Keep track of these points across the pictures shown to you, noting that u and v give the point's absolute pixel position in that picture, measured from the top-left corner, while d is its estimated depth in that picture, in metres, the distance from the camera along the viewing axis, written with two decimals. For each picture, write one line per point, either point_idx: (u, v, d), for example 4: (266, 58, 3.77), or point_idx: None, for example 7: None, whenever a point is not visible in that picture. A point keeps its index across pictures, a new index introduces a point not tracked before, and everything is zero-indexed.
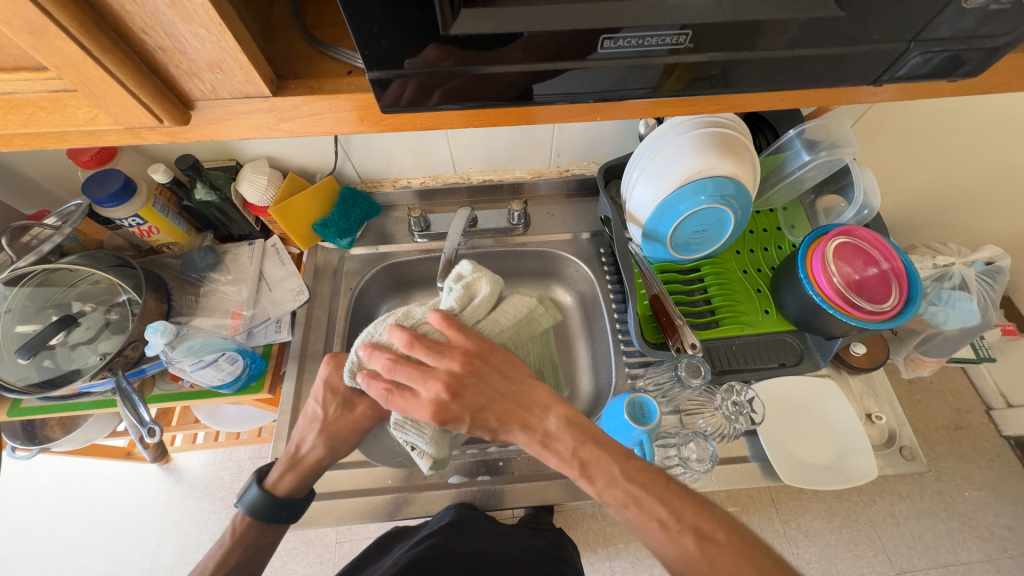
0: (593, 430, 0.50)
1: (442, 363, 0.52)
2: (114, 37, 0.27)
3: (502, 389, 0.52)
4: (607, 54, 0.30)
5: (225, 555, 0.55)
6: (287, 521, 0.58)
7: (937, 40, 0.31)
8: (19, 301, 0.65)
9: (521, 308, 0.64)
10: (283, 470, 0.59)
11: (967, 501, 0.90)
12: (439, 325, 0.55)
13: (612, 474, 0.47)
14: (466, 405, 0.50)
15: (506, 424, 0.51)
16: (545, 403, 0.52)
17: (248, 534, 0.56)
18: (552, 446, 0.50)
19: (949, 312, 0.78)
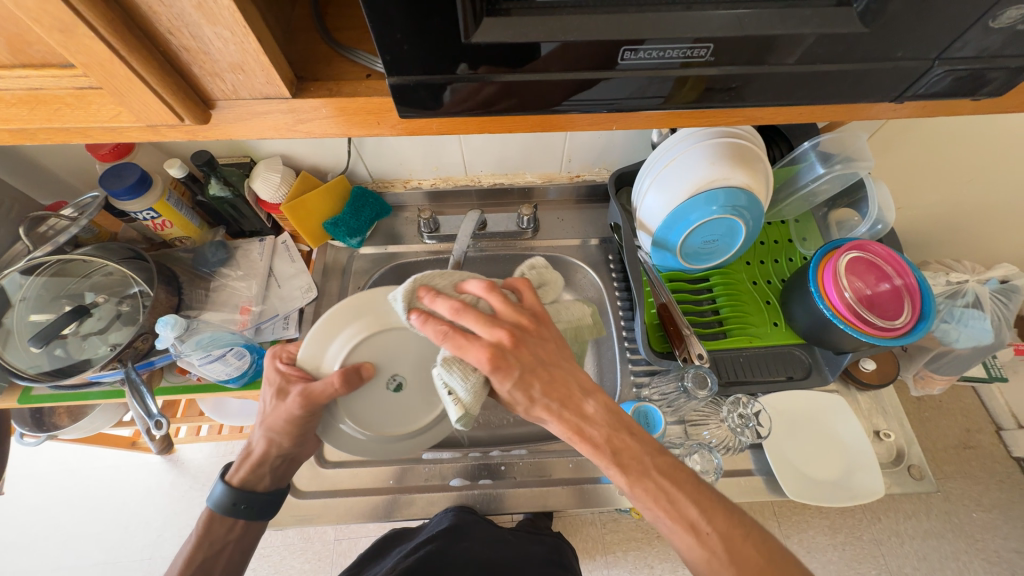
0: (627, 420, 0.49)
1: (511, 316, 0.49)
2: (141, 36, 0.27)
3: (556, 357, 0.49)
4: (628, 66, 0.30)
5: (193, 552, 0.55)
6: (253, 517, 0.58)
7: (962, 58, 0.30)
8: (33, 290, 0.66)
9: (575, 315, 0.57)
10: (240, 465, 0.58)
11: (975, 523, 0.89)
12: (518, 285, 0.53)
13: (645, 466, 0.46)
14: (522, 363, 0.47)
15: (548, 396, 0.48)
16: (588, 386, 0.50)
17: (216, 530, 0.56)
18: (586, 433, 0.47)
19: (961, 330, 0.77)
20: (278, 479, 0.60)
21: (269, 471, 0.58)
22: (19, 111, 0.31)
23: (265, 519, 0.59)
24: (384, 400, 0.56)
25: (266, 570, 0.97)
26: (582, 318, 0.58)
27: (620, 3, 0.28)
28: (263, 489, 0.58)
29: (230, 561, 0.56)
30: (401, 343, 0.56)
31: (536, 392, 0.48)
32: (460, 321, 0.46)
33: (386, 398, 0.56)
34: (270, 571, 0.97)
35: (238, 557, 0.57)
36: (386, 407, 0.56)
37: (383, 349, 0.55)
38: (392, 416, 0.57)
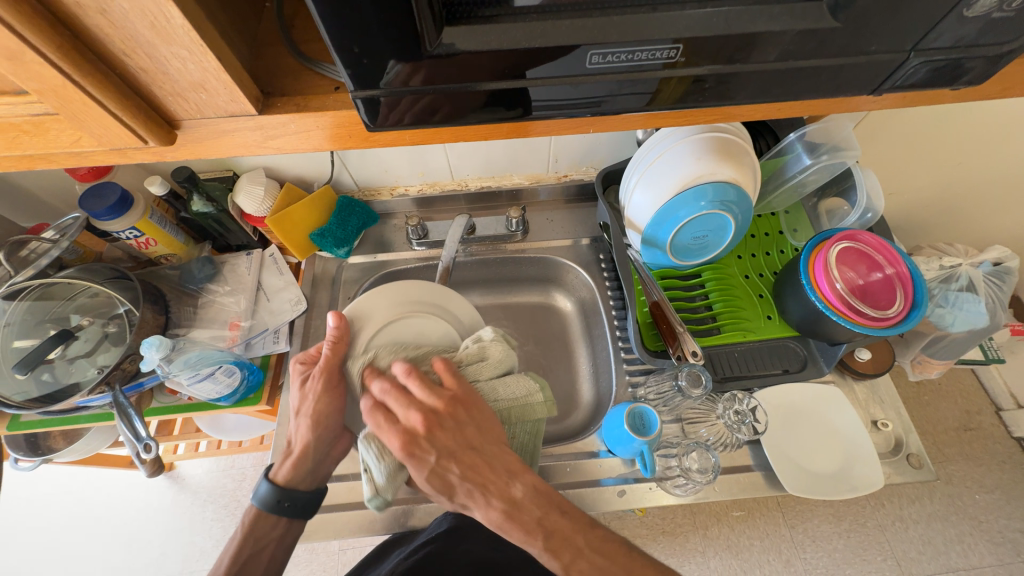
0: (558, 496, 0.47)
1: (429, 400, 0.49)
2: (94, 60, 0.26)
3: (483, 440, 0.49)
4: (597, 69, 0.30)
5: (237, 548, 0.55)
6: (298, 516, 0.58)
7: (938, 48, 0.30)
8: (17, 315, 0.65)
9: (522, 392, 0.54)
10: (281, 463, 0.58)
11: (977, 504, 0.89)
12: (440, 369, 0.52)
13: (577, 547, 0.43)
14: (439, 451, 0.47)
15: (472, 484, 0.47)
16: (514, 469, 0.47)
17: (260, 527, 0.56)
18: (517, 518, 0.44)
19: (957, 314, 0.76)
20: (316, 474, 0.59)
21: (310, 468, 0.58)
22: None
23: (306, 515, 0.58)
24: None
25: None
26: (530, 397, 0.54)
27: (588, 7, 0.28)
28: (305, 488, 0.58)
29: (272, 558, 0.55)
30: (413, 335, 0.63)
31: (453, 478, 0.47)
32: (389, 401, 0.50)
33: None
34: None
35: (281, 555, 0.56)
36: None
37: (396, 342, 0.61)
38: None
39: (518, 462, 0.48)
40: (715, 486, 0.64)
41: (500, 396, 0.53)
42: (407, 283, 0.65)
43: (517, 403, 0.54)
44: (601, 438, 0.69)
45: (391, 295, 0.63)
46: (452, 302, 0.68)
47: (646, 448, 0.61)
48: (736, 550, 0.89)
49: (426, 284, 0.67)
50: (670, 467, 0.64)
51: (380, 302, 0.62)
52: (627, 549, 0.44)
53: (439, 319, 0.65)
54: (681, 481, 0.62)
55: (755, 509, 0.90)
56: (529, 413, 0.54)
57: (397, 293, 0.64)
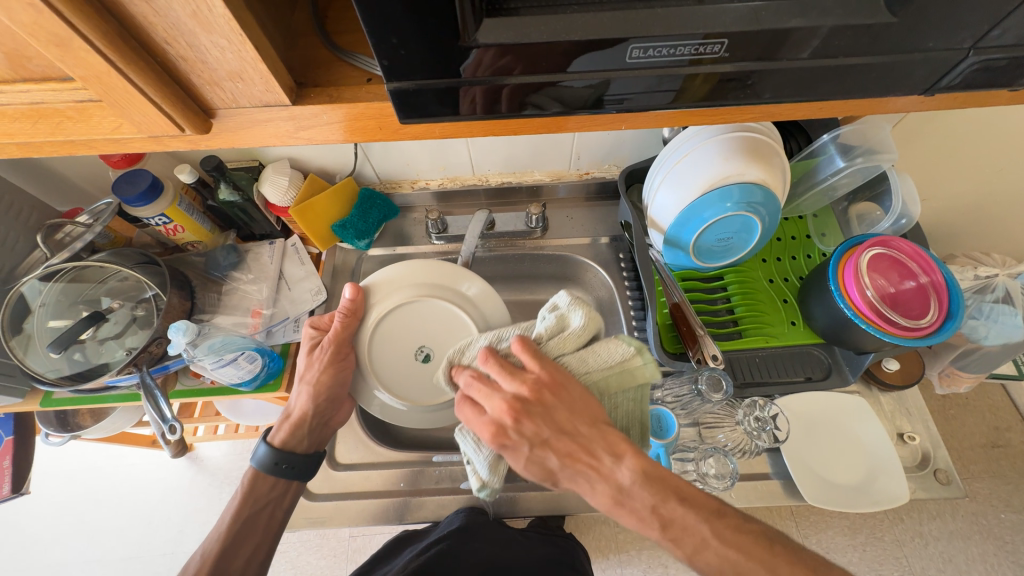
0: (673, 482, 0.46)
1: (513, 384, 0.48)
2: (138, 48, 0.27)
3: (575, 426, 0.48)
4: (636, 64, 0.29)
5: (238, 507, 0.57)
6: (295, 479, 0.60)
7: (999, 47, 0.28)
8: (52, 296, 0.67)
9: (618, 359, 0.50)
10: (278, 428, 0.61)
11: (1003, 524, 0.85)
12: (517, 348, 0.50)
13: (703, 537, 0.43)
14: (529, 438, 0.48)
15: (572, 469, 0.48)
16: (617, 451, 0.47)
17: (259, 488, 0.59)
18: (627, 504, 0.46)
19: (990, 326, 0.73)
20: (315, 441, 0.63)
21: (307, 432, 0.61)
22: (23, 124, 0.31)
23: (303, 478, 0.60)
24: (410, 368, 0.62)
25: (282, 566, 0.99)
26: (627, 362, 0.50)
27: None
28: (301, 450, 0.61)
29: (274, 516, 0.58)
30: (425, 320, 0.64)
31: (550, 460, 0.48)
32: (472, 391, 0.50)
33: (411, 364, 0.63)
34: (287, 567, 0.99)
35: (280, 514, 0.59)
36: (418, 379, 0.62)
37: (409, 322, 0.63)
38: (423, 386, 0.62)
39: (619, 443, 0.47)
40: (731, 493, 0.63)
41: (591, 367, 0.50)
42: (427, 264, 0.65)
43: (614, 373, 0.51)
44: None
45: (404, 276, 0.64)
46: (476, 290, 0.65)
47: (663, 451, 0.60)
48: None
49: (443, 267, 0.65)
50: (687, 471, 0.63)
51: (393, 285, 0.63)
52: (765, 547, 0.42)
53: (454, 306, 0.63)
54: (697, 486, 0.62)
55: (768, 517, 0.88)
56: (629, 378, 0.51)
57: (411, 276, 0.64)
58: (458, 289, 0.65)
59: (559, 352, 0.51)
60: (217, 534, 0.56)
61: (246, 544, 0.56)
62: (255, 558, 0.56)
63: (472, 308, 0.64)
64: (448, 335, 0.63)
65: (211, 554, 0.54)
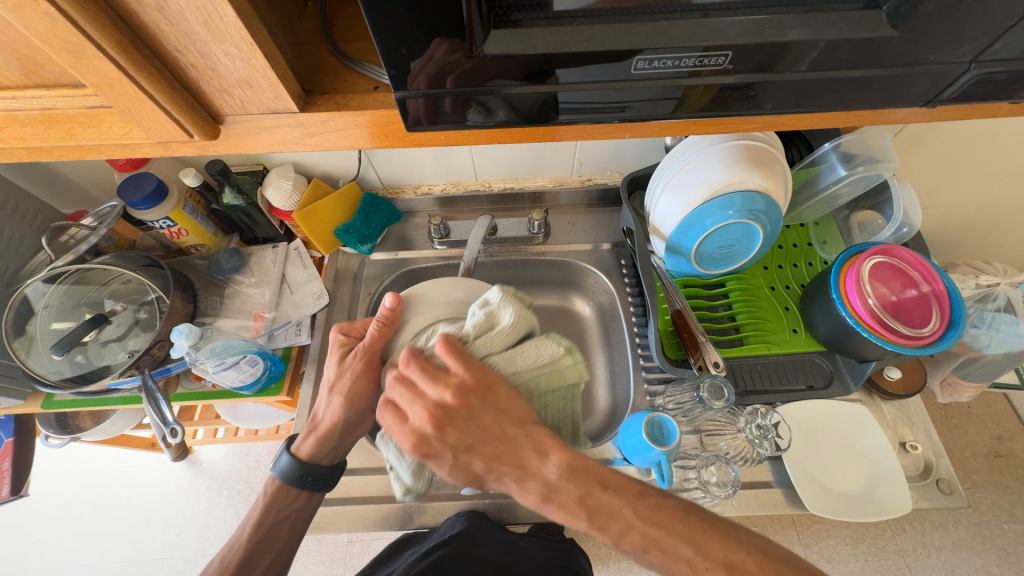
0: (600, 471, 0.43)
1: (433, 389, 0.46)
2: (149, 56, 0.27)
3: (501, 428, 0.45)
4: (641, 75, 0.29)
5: (260, 517, 0.57)
6: (318, 489, 0.59)
7: (1000, 60, 0.29)
8: (55, 298, 0.67)
9: (545, 356, 0.49)
10: (305, 439, 0.59)
11: (1006, 535, 0.85)
12: (439, 349, 0.48)
13: (627, 520, 0.40)
14: (451, 446, 0.45)
15: (499, 472, 0.44)
16: (544, 447, 0.44)
17: (281, 498, 0.58)
18: (555, 500, 0.42)
19: (992, 335, 0.73)
20: (338, 453, 0.60)
21: (333, 446, 0.59)
22: (33, 129, 0.31)
23: (324, 489, 0.59)
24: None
25: None
26: (556, 361, 0.49)
27: (634, 11, 0.28)
28: (326, 463, 0.59)
29: (293, 526, 0.58)
30: None
31: (478, 466, 0.45)
32: (395, 397, 0.48)
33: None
34: None
35: (301, 522, 0.59)
36: None
37: None
38: None
39: (545, 440, 0.44)
40: (733, 501, 0.63)
41: (519, 367, 0.48)
42: (464, 281, 0.63)
43: (541, 372, 0.49)
44: (617, 446, 0.68)
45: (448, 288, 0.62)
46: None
47: (664, 459, 0.60)
48: None
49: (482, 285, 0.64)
50: (688, 479, 0.63)
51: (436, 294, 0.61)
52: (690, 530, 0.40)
53: None
54: (699, 494, 0.62)
55: (769, 526, 0.88)
56: (559, 379, 0.49)
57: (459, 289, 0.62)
58: None
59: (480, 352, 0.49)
60: (240, 543, 0.57)
61: (268, 553, 0.57)
62: (277, 562, 0.57)
63: None
64: None
65: (232, 563, 0.55)
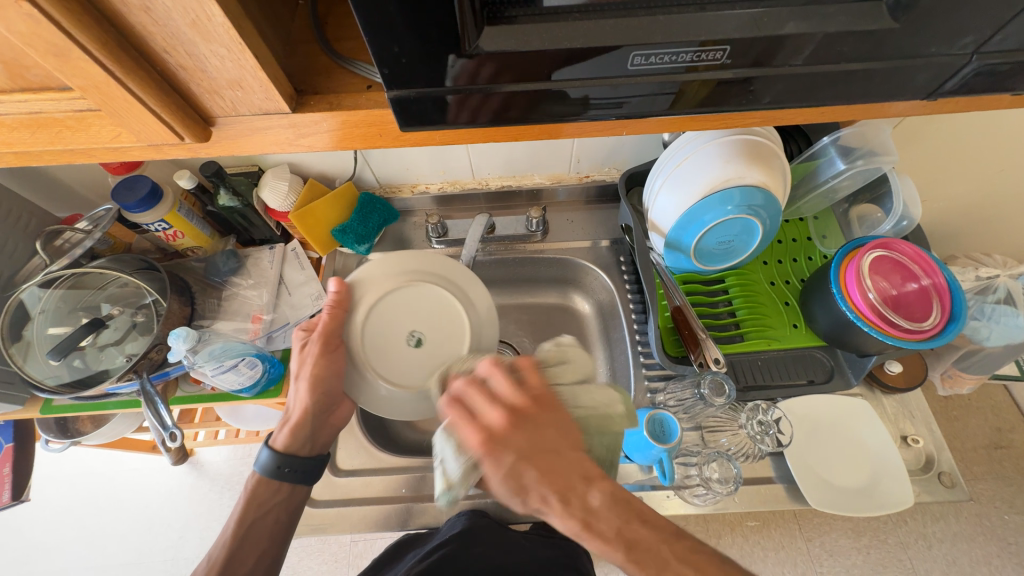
0: (638, 505, 0.43)
1: (513, 394, 0.47)
2: (137, 58, 0.27)
3: (561, 445, 0.45)
4: (638, 71, 0.29)
5: (241, 514, 0.56)
6: (299, 481, 0.59)
7: (1003, 51, 0.28)
8: (52, 302, 0.67)
9: (601, 400, 0.52)
10: (281, 431, 0.59)
11: (1007, 526, 0.85)
12: (487, 369, 0.49)
13: (664, 558, 0.40)
14: (517, 451, 0.44)
15: (544, 487, 0.43)
16: (591, 474, 0.44)
17: (260, 493, 0.57)
18: (594, 528, 0.41)
19: (993, 327, 0.73)
20: (316, 443, 0.61)
21: (309, 435, 0.60)
22: (21, 133, 0.31)
23: (308, 480, 0.60)
24: (404, 357, 0.58)
25: None
26: (608, 407, 0.52)
27: (631, 7, 0.27)
28: (304, 453, 0.60)
29: (276, 522, 0.57)
30: (419, 305, 0.60)
31: (530, 478, 0.43)
32: (468, 394, 0.47)
33: (401, 354, 0.58)
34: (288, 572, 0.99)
35: (285, 517, 0.58)
36: (409, 366, 0.58)
37: (398, 309, 0.60)
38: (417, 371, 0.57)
39: (593, 468, 0.44)
40: (735, 497, 0.63)
41: (581, 403, 0.51)
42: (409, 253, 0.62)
43: (598, 414, 0.51)
44: None
45: (396, 262, 0.62)
46: (464, 277, 0.64)
47: (665, 455, 0.60)
48: (750, 561, 0.87)
49: (432, 254, 0.64)
50: (690, 476, 0.62)
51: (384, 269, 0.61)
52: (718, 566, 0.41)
53: (449, 294, 0.61)
54: (701, 490, 0.61)
55: (770, 520, 0.88)
56: (608, 426, 0.51)
57: (404, 259, 0.62)
58: (453, 278, 0.63)
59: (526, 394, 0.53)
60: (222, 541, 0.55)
61: (251, 551, 0.55)
62: (263, 562, 0.55)
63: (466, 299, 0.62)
64: (440, 320, 0.60)
65: (219, 560, 0.54)
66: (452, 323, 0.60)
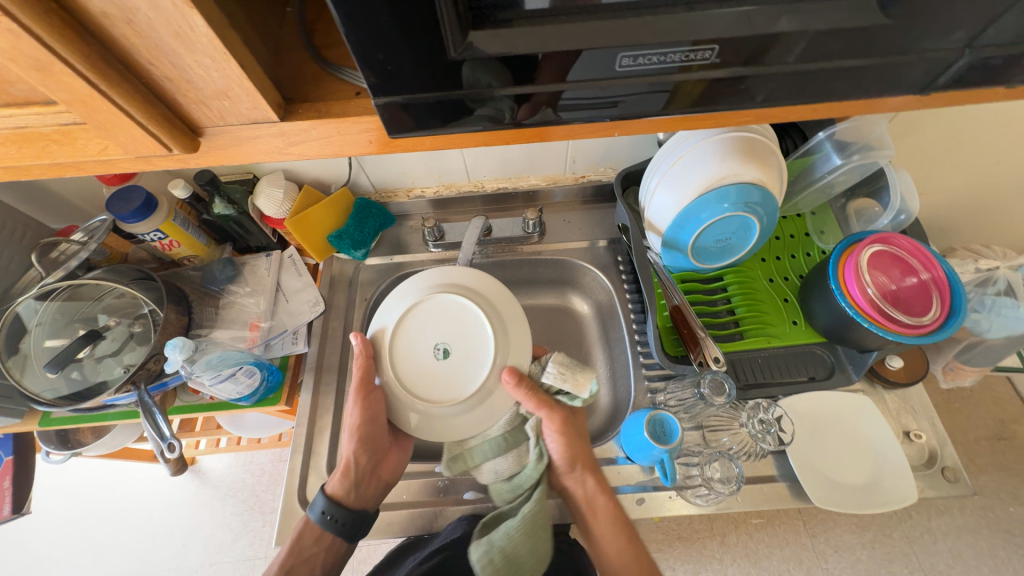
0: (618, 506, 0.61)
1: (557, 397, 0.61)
2: (121, 70, 0.27)
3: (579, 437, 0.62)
4: (626, 71, 0.29)
5: (284, 557, 0.57)
6: (343, 534, 0.58)
7: (996, 45, 0.28)
8: (48, 315, 0.67)
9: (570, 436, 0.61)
10: (333, 478, 0.60)
11: (1012, 518, 0.85)
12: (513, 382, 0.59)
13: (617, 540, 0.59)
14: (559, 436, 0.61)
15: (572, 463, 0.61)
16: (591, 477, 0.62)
17: (306, 540, 0.59)
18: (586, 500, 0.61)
19: (993, 319, 0.73)
20: (364, 496, 0.61)
21: (358, 485, 0.60)
22: (8, 149, 0.31)
23: (352, 535, 0.59)
24: (435, 372, 0.61)
25: None
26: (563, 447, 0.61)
27: (618, 7, 0.27)
28: (351, 504, 0.59)
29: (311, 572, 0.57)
30: (443, 321, 0.64)
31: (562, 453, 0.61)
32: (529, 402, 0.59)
33: (430, 367, 0.62)
34: None
35: (323, 568, 0.58)
36: (445, 379, 0.61)
37: (421, 330, 0.63)
38: (448, 383, 0.61)
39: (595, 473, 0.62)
40: (738, 497, 0.62)
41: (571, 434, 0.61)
42: (436, 270, 0.66)
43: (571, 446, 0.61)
44: (619, 445, 0.68)
45: (420, 282, 0.65)
46: (486, 286, 0.65)
47: (666, 457, 0.60)
48: (755, 559, 0.86)
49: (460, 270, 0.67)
50: (691, 477, 0.63)
51: (406, 291, 0.65)
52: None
53: (476, 307, 0.63)
54: (703, 491, 0.61)
55: (774, 517, 0.87)
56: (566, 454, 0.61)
57: (425, 280, 0.65)
58: (478, 288, 0.65)
59: (520, 444, 0.61)
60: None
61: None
62: None
63: (494, 314, 0.63)
64: (466, 331, 0.63)
65: None
66: (476, 334, 0.63)
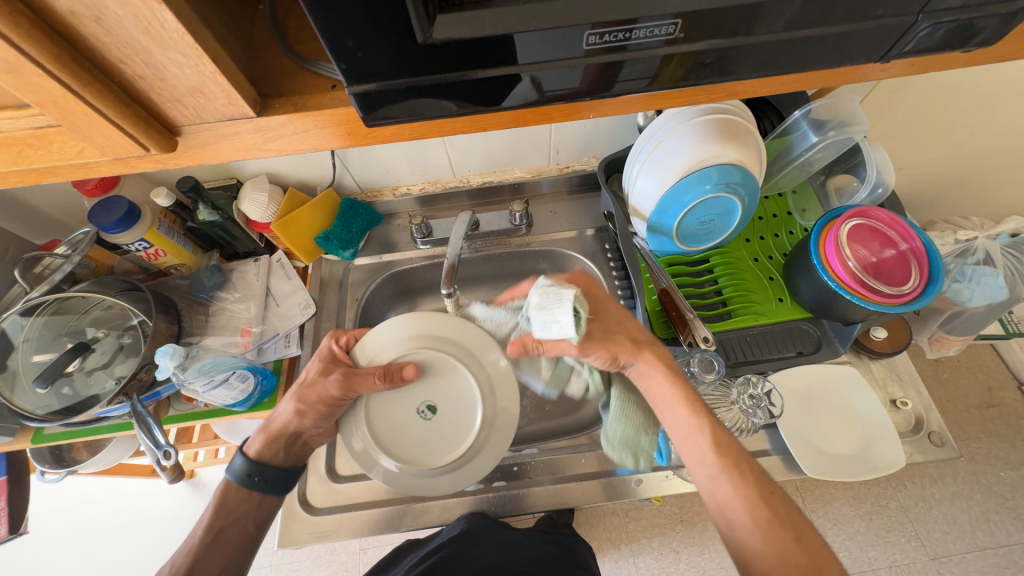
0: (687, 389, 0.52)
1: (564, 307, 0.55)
2: (94, 70, 0.27)
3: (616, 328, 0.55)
4: (593, 50, 0.29)
5: (210, 520, 0.53)
6: (267, 491, 0.56)
7: (947, 9, 0.29)
8: (35, 330, 0.66)
9: None
10: (254, 438, 0.58)
11: (1003, 482, 0.87)
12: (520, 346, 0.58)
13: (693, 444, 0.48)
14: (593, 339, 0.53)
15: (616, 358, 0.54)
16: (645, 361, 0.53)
17: (230, 500, 0.55)
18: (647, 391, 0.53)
19: (974, 288, 0.74)
20: (289, 456, 0.59)
21: (284, 443, 0.58)
22: None
23: (279, 492, 0.57)
24: (418, 430, 0.60)
25: None
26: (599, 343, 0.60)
27: None
28: (278, 463, 0.57)
29: (244, 531, 0.54)
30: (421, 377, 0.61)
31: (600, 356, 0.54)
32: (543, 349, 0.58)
33: (417, 427, 0.60)
34: None
35: (253, 527, 0.55)
36: (428, 438, 0.60)
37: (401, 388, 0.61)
38: (433, 441, 0.59)
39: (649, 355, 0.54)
40: None
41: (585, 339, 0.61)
42: (415, 317, 0.62)
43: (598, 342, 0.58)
44: None
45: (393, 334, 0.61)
46: (461, 332, 0.63)
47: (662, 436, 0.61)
48: None
49: (438, 319, 0.63)
50: None
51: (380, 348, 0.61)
52: (795, 533, 0.42)
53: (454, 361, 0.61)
54: None
55: None
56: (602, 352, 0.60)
57: (398, 335, 0.61)
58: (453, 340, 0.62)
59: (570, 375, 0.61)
60: (186, 550, 0.52)
61: (215, 563, 0.52)
62: None
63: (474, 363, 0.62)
64: (447, 387, 0.61)
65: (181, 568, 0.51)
66: (459, 387, 0.61)
